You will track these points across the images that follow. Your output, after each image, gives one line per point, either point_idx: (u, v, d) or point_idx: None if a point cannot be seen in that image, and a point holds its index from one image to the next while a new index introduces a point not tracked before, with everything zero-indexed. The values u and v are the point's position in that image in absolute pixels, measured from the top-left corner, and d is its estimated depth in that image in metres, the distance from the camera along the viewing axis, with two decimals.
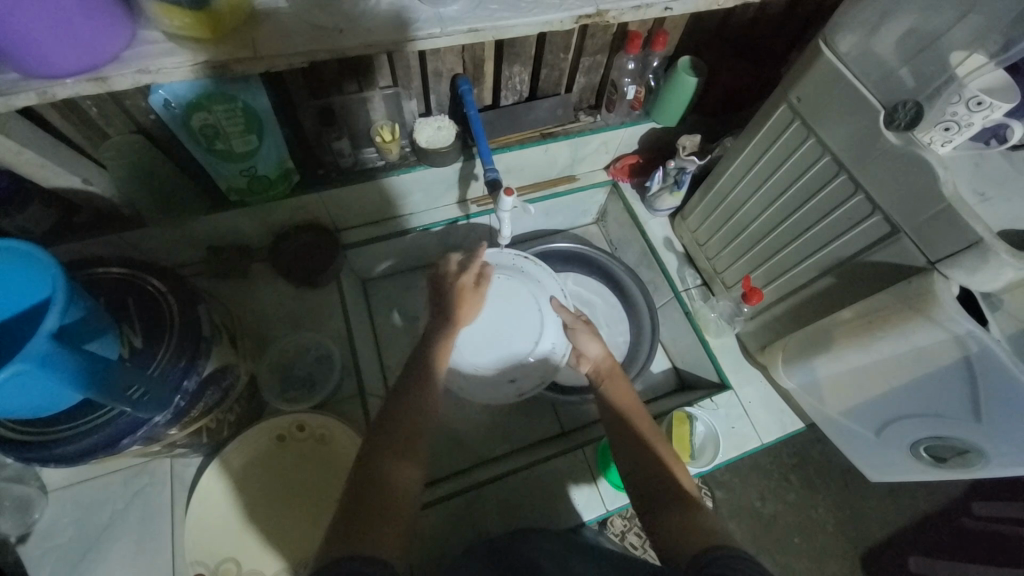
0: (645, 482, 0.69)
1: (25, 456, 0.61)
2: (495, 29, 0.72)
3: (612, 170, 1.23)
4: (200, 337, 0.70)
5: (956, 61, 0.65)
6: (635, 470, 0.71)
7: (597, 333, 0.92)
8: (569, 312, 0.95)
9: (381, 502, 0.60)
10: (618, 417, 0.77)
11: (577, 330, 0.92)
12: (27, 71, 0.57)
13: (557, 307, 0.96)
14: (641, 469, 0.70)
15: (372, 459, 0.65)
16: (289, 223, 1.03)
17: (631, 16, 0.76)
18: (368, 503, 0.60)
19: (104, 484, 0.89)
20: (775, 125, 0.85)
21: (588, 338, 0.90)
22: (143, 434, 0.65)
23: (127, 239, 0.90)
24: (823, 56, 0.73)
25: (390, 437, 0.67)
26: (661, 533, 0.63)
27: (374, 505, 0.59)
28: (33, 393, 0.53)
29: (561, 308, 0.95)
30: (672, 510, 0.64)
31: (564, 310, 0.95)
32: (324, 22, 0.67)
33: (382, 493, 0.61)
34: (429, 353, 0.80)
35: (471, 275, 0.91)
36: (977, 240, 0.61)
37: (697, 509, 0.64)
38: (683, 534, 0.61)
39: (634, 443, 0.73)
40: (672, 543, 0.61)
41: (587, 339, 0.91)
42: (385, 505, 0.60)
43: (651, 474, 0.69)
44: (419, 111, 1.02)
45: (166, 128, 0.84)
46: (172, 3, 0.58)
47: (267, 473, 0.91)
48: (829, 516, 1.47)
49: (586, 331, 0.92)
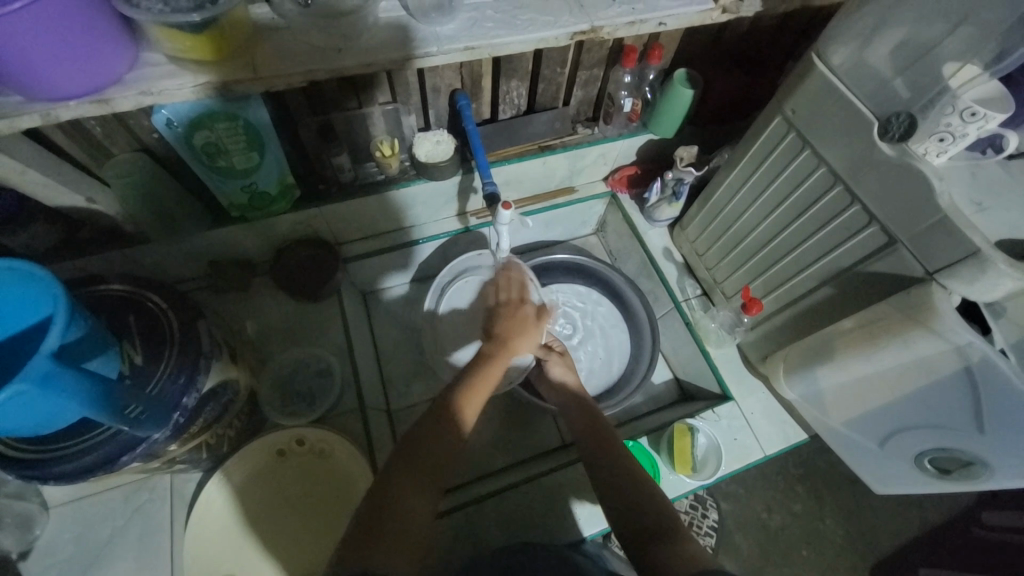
0: (634, 514, 0.67)
1: (26, 473, 0.61)
2: (491, 47, 0.73)
3: (610, 182, 1.23)
4: (200, 352, 0.71)
5: (948, 72, 0.64)
6: (624, 504, 0.69)
7: (570, 364, 0.95)
8: (538, 346, 0.95)
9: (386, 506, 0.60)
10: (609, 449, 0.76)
11: (548, 361, 0.95)
12: (32, 95, 0.58)
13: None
14: (631, 501, 0.69)
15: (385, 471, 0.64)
16: (289, 237, 1.04)
17: (625, 32, 0.77)
18: (369, 514, 0.60)
19: (104, 499, 0.89)
20: (771, 137, 0.86)
21: (561, 368, 0.94)
22: (142, 451, 0.66)
23: (130, 256, 0.91)
24: (817, 69, 0.74)
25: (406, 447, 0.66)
26: (652, 559, 0.61)
27: (380, 518, 0.59)
28: (34, 413, 0.53)
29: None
30: (660, 540, 0.62)
31: (533, 346, 0.94)
32: (323, 42, 0.69)
33: (394, 511, 0.60)
34: (471, 375, 0.75)
35: (530, 307, 0.86)
36: (974, 251, 0.61)
37: (688, 539, 0.62)
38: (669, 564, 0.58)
39: (620, 479, 0.72)
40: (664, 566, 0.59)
41: (558, 369, 0.94)
42: (389, 512, 0.60)
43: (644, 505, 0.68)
44: (418, 126, 1.03)
45: (168, 147, 0.86)
46: (173, 28, 0.59)
47: (267, 488, 0.91)
48: (837, 527, 1.44)
49: (560, 362, 0.95)
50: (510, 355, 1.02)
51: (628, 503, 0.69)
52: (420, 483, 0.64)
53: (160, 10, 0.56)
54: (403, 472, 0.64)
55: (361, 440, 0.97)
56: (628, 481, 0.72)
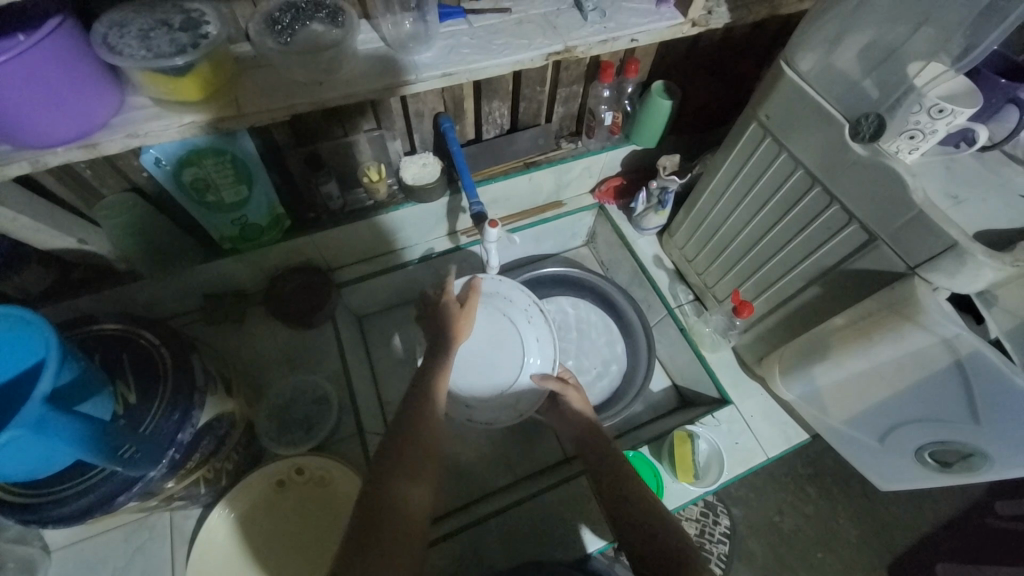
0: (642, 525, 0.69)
1: (25, 518, 0.61)
2: (469, 72, 0.75)
3: (597, 194, 1.25)
4: (194, 387, 0.71)
5: (913, 71, 0.66)
6: (624, 515, 0.72)
7: (587, 402, 0.92)
8: (554, 379, 0.94)
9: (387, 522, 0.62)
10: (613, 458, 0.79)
11: (564, 393, 0.92)
12: (21, 143, 0.60)
13: (542, 376, 0.93)
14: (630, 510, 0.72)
15: (384, 487, 0.65)
16: (282, 266, 1.05)
17: (599, 50, 0.80)
18: (367, 529, 0.60)
19: (105, 540, 0.88)
20: (748, 143, 0.88)
21: (575, 401, 0.91)
22: (138, 490, 0.65)
23: (124, 293, 0.92)
24: (787, 75, 0.76)
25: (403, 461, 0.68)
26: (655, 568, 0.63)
27: (378, 532, 0.60)
28: (28, 458, 0.53)
29: (546, 378, 0.93)
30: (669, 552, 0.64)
31: (549, 379, 0.93)
32: (302, 77, 0.70)
33: (392, 530, 0.61)
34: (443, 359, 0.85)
35: (450, 293, 0.95)
36: (951, 244, 0.62)
37: (702, 565, 0.62)
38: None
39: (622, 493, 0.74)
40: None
41: (573, 401, 0.92)
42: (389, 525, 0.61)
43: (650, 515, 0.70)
44: (404, 150, 1.05)
45: (158, 184, 0.87)
46: (157, 72, 0.61)
47: (268, 521, 0.90)
48: (851, 526, 1.42)
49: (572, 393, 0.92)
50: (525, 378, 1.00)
51: (633, 522, 0.70)
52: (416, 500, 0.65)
53: (143, 56, 0.58)
54: (397, 480, 0.66)
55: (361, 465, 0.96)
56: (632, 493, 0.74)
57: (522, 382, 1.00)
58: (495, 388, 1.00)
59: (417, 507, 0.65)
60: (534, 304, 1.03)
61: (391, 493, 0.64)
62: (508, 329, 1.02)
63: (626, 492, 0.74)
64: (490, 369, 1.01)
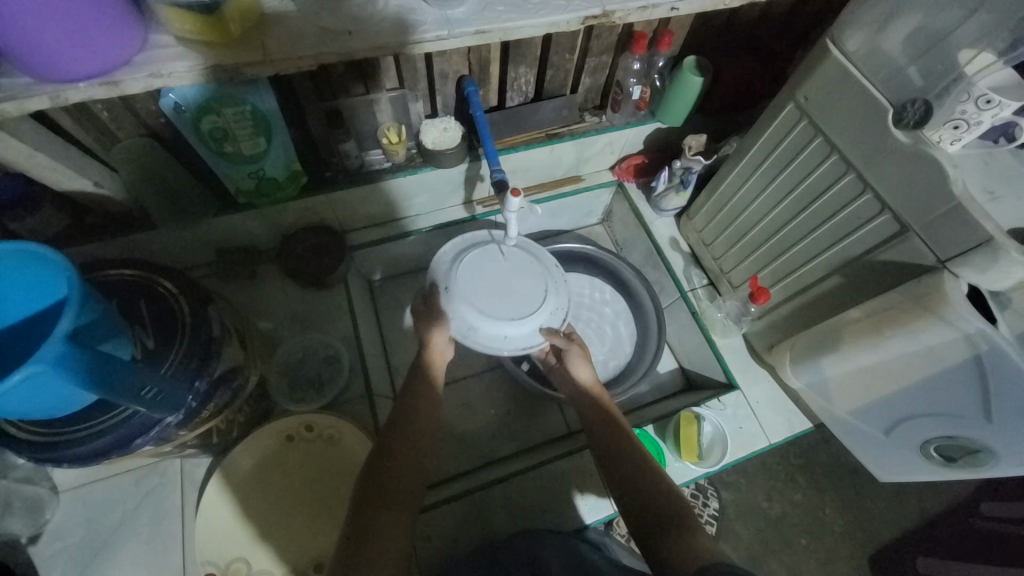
0: (642, 503, 0.69)
1: (40, 456, 0.62)
2: (502, 31, 0.72)
3: (617, 171, 1.23)
4: (211, 338, 0.71)
5: (965, 59, 0.64)
6: (621, 481, 0.73)
7: (590, 358, 0.89)
8: (561, 336, 0.86)
9: (393, 494, 0.67)
10: (606, 419, 0.81)
11: (569, 352, 0.88)
12: (40, 75, 0.57)
13: (550, 331, 0.84)
14: (638, 491, 0.70)
15: (386, 462, 0.69)
16: (296, 224, 1.04)
17: (638, 16, 0.76)
18: (369, 512, 0.64)
19: (116, 484, 0.90)
20: (781, 127, 0.85)
21: (581, 363, 0.88)
22: (155, 434, 0.66)
23: (137, 242, 0.91)
24: (832, 55, 0.73)
25: (405, 435, 0.72)
26: (663, 551, 0.62)
27: (376, 510, 0.64)
28: (48, 395, 0.53)
29: (552, 333, 0.84)
30: (671, 531, 0.63)
31: (558, 336, 0.85)
32: (332, 24, 0.68)
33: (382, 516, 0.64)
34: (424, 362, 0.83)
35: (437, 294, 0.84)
36: (986, 239, 0.61)
37: (692, 523, 0.64)
38: (674, 554, 0.60)
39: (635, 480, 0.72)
40: (668, 562, 0.60)
41: (579, 367, 0.88)
42: (390, 508, 0.65)
43: (647, 486, 0.70)
44: (425, 113, 1.03)
45: (175, 131, 0.85)
46: (183, 7, 0.58)
47: (275, 474, 0.91)
48: (836, 516, 1.46)
49: (579, 355, 0.88)
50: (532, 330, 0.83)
51: (632, 486, 0.71)
52: (412, 475, 0.69)
53: None
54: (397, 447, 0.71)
55: (369, 426, 0.97)
56: (633, 463, 0.74)
57: (524, 331, 0.83)
58: (501, 319, 0.82)
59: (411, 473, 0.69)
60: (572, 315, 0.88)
61: (391, 470, 0.68)
62: (538, 292, 0.86)
63: (632, 480, 0.72)
64: (502, 303, 0.83)
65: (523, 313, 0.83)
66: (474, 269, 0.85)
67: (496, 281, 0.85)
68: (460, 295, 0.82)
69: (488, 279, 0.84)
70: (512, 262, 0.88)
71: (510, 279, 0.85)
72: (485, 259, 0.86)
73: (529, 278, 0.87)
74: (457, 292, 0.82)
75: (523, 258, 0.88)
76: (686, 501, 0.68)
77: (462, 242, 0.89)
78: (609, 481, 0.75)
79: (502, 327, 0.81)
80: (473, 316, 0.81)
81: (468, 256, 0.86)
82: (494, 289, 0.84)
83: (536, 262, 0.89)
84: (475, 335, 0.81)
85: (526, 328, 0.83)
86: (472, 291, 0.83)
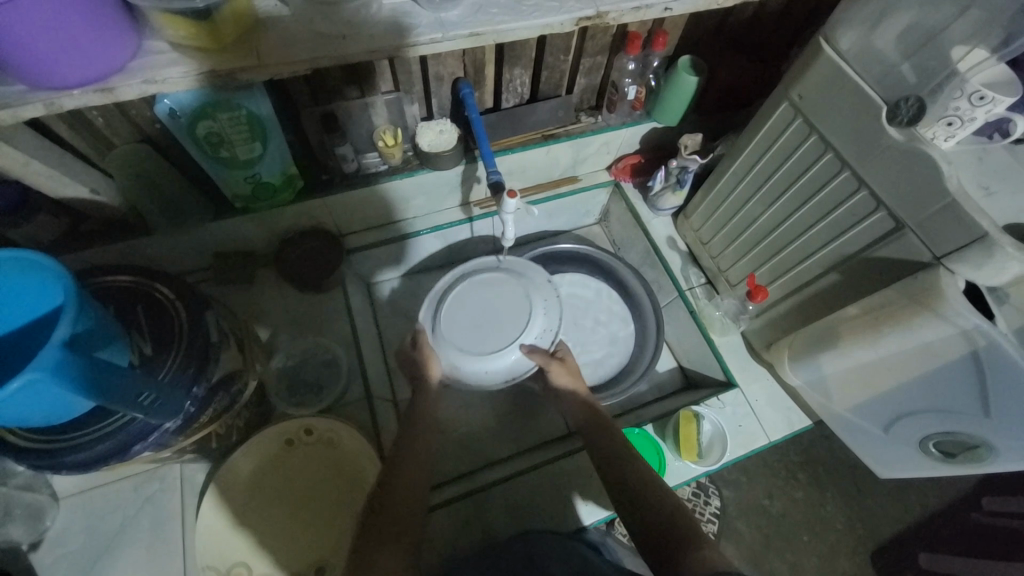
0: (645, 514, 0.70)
1: (37, 464, 0.62)
2: (496, 33, 0.72)
3: (613, 171, 1.23)
4: (209, 344, 0.71)
5: (957, 56, 0.64)
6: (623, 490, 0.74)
7: (574, 369, 0.93)
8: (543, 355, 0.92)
9: (397, 505, 0.71)
10: (603, 432, 0.84)
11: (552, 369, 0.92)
12: (34, 83, 0.57)
13: (530, 351, 0.91)
14: (640, 500, 0.72)
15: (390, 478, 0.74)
16: (294, 228, 1.04)
17: (631, 17, 0.76)
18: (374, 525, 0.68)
19: (115, 490, 0.89)
20: (776, 125, 0.86)
21: (565, 376, 0.92)
22: (153, 440, 0.66)
23: (135, 248, 0.91)
24: (825, 53, 0.73)
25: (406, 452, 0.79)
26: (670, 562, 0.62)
27: (382, 522, 0.68)
28: (44, 403, 0.53)
29: (531, 352, 0.91)
30: (676, 541, 0.64)
31: (536, 353, 0.91)
32: (326, 29, 0.68)
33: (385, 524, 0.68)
34: None
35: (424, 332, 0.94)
36: (982, 235, 0.61)
37: (695, 531, 0.65)
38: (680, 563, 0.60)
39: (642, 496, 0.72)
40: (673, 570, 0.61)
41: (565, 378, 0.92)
42: (396, 518, 0.69)
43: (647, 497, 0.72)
44: (421, 115, 1.03)
45: (171, 137, 0.85)
46: (176, 13, 0.58)
47: (275, 478, 0.91)
48: (837, 513, 1.46)
49: (562, 370, 0.92)
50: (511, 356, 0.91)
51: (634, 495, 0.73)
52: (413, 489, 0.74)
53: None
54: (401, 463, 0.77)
55: (369, 428, 0.97)
56: (632, 474, 0.76)
57: (504, 360, 0.91)
58: (480, 354, 0.91)
59: (411, 483, 0.75)
60: (552, 334, 0.93)
61: (396, 482, 0.74)
62: (515, 320, 0.93)
63: (636, 496, 0.72)
64: (481, 338, 0.92)
65: (501, 344, 0.92)
66: (456, 306, 0.95)
67: (477, 315, 0.94)
68: (444, 337, 0.92)
69: (468, 316, 0.94)
70: (497, 289, 0.96)
71: (492, 308, 0.94)
72: (465, 293, 0.96)
73: (507, 307, 0.94)
74: (441, 335, 0.93)
75: (502, 279, 0.97)
76: (685, 509, 0.69)
77: (451, 275, 0.98)
78: (612, 491, 0.76)
79: (483, 360, 0.91)
80: (455, 355, 0.91)
81: (451, 295, 0.96)
82: (475, 326, 0.93)
83: (517, 278, 0.97)
84: (461, 371, 0.91)
85: (505, 357, 0.91)
86: (454, 332, 0.93)
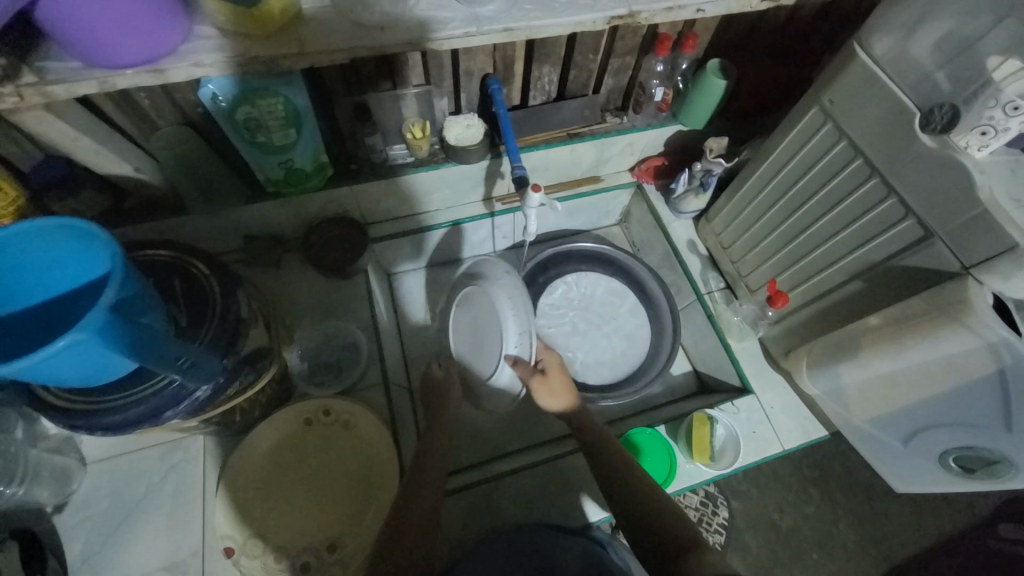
0: (648, 526, 0.69)
1: (75, 423, 0.65)
2: (529, 29, 0.73)
3: (636, 172, 1.23)
4: (240, 320, 0.74)
5: (991, 65, 0.64)
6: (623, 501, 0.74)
7: (557, 386, 0.87)
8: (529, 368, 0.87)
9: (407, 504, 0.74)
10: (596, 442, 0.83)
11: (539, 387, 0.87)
12: (91, 60, 0.61)
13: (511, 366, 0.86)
14: (641, 507, 0.71)
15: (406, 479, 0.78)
16: (321, 216, 1.07)
17: (664, 17, 0.76)
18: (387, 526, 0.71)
19: (140, 458, 0.93)
20: (805, 129, 0.85)
21: (549, 396, 0.87)
22: (184, 408, 0.69)
23: (170, 226, 0.94)
24: (859, 58, 0.73)
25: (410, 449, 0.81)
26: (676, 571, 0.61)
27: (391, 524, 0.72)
28: (89, 363, 0.56)
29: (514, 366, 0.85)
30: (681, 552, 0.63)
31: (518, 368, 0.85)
32: (366, 20, 0.70)
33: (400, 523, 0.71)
34: None
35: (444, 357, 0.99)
36: (1012, 245, 0.60)
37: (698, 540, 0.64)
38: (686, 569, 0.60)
39: (640, 504, 0.72)
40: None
41: (552, 394, 0.87)
42: (410, 518, 0.72)
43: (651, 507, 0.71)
44: (449, 110, 1.05)
45: (211, 121, 0.89)
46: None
47: (292, 456, 0.94)
48: (849, 532, 1.43)
49: (544, 388, 0.87)
50: (501, 377, 0.88)
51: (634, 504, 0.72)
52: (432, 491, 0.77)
53: None
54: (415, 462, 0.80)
55: (384, 412, 0.99)
56: (630, 484, 0.75)
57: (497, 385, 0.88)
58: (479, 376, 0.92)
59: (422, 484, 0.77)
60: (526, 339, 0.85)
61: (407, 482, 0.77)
62: (494, 335, 0.89)
63: (636, 503, 0.72)
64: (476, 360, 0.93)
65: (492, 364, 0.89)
66: (460, 326, 1.01)
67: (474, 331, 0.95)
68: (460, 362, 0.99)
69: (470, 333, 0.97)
70: (475, 298, 0.95)
71: (479, 322, 0.94)
72: (461, 309, 1.00)
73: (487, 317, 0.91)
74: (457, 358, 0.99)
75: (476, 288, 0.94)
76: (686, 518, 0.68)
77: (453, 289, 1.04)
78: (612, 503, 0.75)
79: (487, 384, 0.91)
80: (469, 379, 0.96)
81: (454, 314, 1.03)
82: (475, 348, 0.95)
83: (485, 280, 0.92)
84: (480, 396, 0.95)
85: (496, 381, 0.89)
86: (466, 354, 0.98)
